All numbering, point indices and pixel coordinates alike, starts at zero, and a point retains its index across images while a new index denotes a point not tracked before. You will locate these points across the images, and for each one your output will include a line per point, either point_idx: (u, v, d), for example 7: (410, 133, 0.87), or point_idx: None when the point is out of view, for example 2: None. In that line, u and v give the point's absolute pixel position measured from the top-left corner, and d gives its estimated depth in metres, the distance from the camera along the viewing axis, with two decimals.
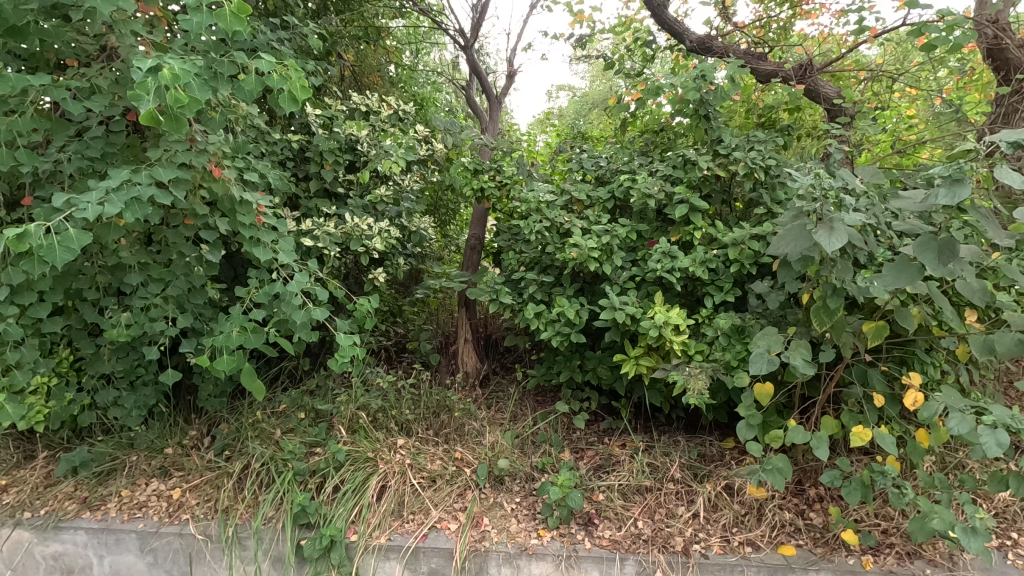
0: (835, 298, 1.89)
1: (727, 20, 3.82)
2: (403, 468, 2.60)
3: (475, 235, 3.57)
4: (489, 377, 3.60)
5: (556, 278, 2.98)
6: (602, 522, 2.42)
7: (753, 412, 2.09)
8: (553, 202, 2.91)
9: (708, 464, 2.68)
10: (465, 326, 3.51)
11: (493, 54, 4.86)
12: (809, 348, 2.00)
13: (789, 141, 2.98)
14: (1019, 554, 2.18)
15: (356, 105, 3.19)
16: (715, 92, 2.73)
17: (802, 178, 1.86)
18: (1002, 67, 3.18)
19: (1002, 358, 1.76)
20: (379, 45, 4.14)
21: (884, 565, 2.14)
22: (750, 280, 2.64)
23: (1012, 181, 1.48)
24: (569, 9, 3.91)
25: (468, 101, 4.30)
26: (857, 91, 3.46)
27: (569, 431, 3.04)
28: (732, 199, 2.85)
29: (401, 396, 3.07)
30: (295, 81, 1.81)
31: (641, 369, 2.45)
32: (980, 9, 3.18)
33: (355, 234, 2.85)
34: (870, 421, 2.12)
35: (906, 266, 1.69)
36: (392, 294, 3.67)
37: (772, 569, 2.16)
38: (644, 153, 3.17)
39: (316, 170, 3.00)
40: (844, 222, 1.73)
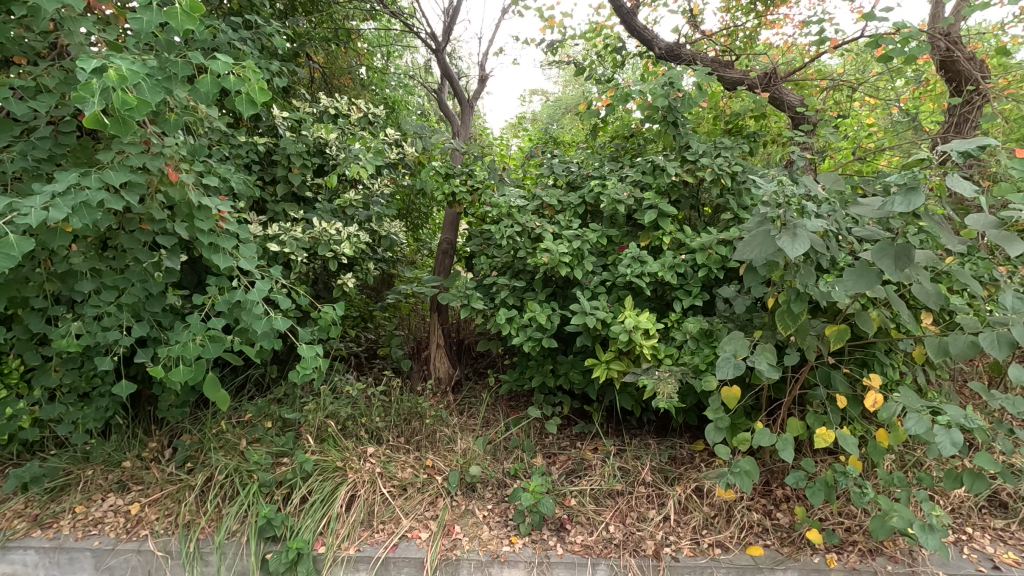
0: (798, 303, 1.92)
1: (696, 28, 3.89)
2: (373, 477, 2.56)
3: (447, 240, 3.56)
4: (461, 382, 3.58)
5: (528, 283, 2.97)
6: (575, 528, 2.42)
7: (721, 415, 2.12)
8: (524, 207, 2.90)
9: (679, 466, 2.71)
10: (437, 332, 3.48)
11: (465, 58, 4.86)
12: (774, 352, 2.04)
13: (755, 148, 3.06)
14: (973, 548, 2.25)
15: (325, 108, 3.13)
16: (683, 99, 2.78)
17: (766, 184, 1.89)
18: (955, 78, 3.32)
19: (956, 359, 1.81)
20: (350, 48, 4.10)
21: (847, 563, 2.18)
22: (718, 284, 2.68)
23: (963, 189, 1.53)
24: (540, 15, 3.94)
25: (439, 105, 4.28)
26: (819, 100, 3.57)
27: (542, 436, 3.03)
28: (700, 205, 2.90)
29: (372, 403, 3.02)
30: (253, 83, 1.76)
31: (612, 373, 2.47)
32: (934, 21, 3.30)
33: (323, 239, 2.79)
34: (834, 422, 2.16)
35: (865, 271, 1.73)
36: (363, 299, 3.62)
37: (740, 571, 2.19)
38: (615, 158, 3.21)
39: (283, 174, 2.94)
40: (806, 228, 1.76)
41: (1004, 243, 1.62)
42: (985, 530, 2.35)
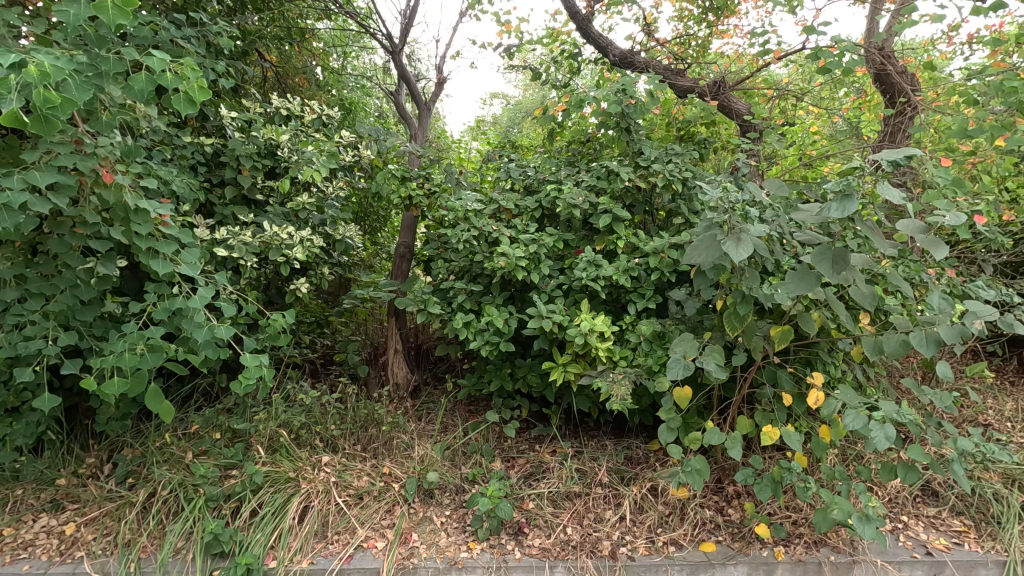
0: (744, 306, 1.99)
1: (650, 36, 3.99)
2: (328, 486, 2.50)
3: (404, 244, 3.52)
4: (419, 387, 3.55)
5: (485, 287, 2.97)
6: (533, 531, 2.42)
7: (673, 414, 2.16)
8: (481, 211, 2.90)
9: (634, 466, 2.75)
10: (394, 337, 3.44)
11: (423, 60, 4.84)
12: (723, 353, 2.09)
13: (706, 154, 3.16)
14: (909, 536, 2.37)
15: (276, 108, 3.06)
16: (635, 106, 2.88)
17: (713, 191, 1.94)
18: (889, 90, 3.51)
19: (889, 358, 1.90)
20: (304, 47, 4.01)
21: (794, 555, 2.26)
22: (671, 287, 2.74)
23: (892, 197, 1.61)
24: (497, 18, 3.97)
25: (396, 107, 4.23)
26: (766, 109, 3.72)
27: (500, 440, 3.03)
28: (654, 209, 2.97)
29: (327, 410, 2.96)
30: (193, 81, 1.72)
31: (569, 375, 2.50)
32: (870, 35, 3.46)
33: (274, 244, 2.71)
34: (780, 420, 2.23)
35: (806, 274, 1.80)
36: (319, 303, 3.55)
37: (694, 567, 2.24)
38: (572, 163, 3.24)
39: (232, 176, 2.85)
40: (750, 233, 1.82)
41: (931, 248, 1.71)
42: (919, 518, 2.48)
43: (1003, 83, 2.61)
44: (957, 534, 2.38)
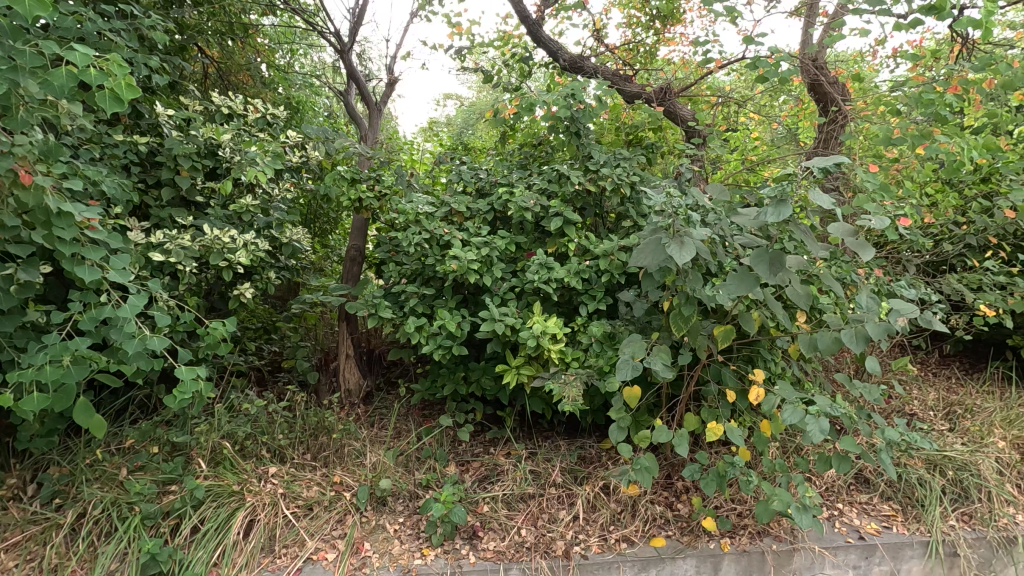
0: (688, 306, 2.06)
1: (600, 41, 4.07)
2: (275, 498, 2.42)
3: (355, 247, 3.46)
4: (372, 393, 3.49)
5: (437, 290, 2.95)
6: (487, 535, 2.42)
7: (623, 414, 2.21)
8: (433, 214, 2.88)
9: (587, 466, 2.79)
10: (345, 342, 3.36)
11: (374, 59, 4.78)
12: (669, 352, 2.15)
13: (653, 158, 3.28)
14: (843, 522, 2.51)
15: (217, 107, 2.94)
16: (584, 110, 2.95)
17: (658, 196, 1.99)
18: (822, 99, 3.72)
19: (823, 354, 1.99)
20: (248, 43, 3.88)
21: (739, 545, 2.35)
22: (620, 288, 2.79)
23: (823, 203, 1.70)
24: (448, 20, 3.96)
25: (345, 107, 4.15)
26: (710, 115, 3.86)
27: (454, 444, 3.02)
28: (604, 212, 3.02)
29: (275, 420, 2.87)
30: (120, 79, 1.66)
31: (522, 377, 2.52)
32: (805, 46, 3.65)
33: (216, 248, 2.60)
34: (724, 416, 2.31)
35: (745, 276, 1.86)
36: (266, 308, 3.44)
37: (645, 563, 2.29)
38: (523, 166, 3.27)
39: (169, 176, 2.72)
40: (693, 236, 1.87)
41: (857, 251, 1.81)
42: (852, 505, 2.62)
43: (922, 96, 2.80)
44: (886, 518, 2.54)
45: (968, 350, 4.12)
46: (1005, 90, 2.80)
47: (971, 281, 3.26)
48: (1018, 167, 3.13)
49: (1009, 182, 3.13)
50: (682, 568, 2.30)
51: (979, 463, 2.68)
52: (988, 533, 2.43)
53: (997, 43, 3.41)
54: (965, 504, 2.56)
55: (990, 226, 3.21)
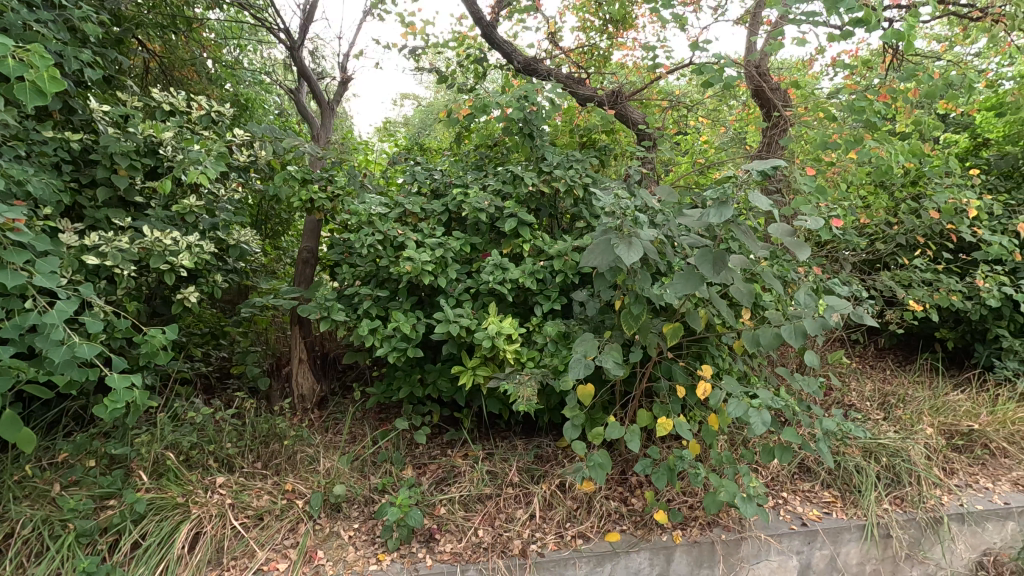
0: (638, 305, 2.11)
1: (555, 44, 4.13)
2: (222, 509, 2.34)
3: (307, 249, 3.39)
4: (326, 398, 3.42)
5: (392, 292, 2.92)
6: (444, 537, 2.42)
7: (577, 412, 2.24)
8: (386, 215, 2.84)
9: (544, 464, 2.82)
10: (298, 346, 3.28)
11: (328, 58, 4.69)
12: (621, 350, 2.19)
13: (606, 160, 3.38)
14: (788, 510, 2.62)
15: (158, 103, 2.82)
16: (536, 113, 2.99)
17: (607, 198, 2.03)
18: (765, 105, 3.88)
19: (765, 350, 2.08)
20: (192, 37, 3.75)
21: (689, 536, 2.42)
22: (574, 288, 2.83)
23: (761, 204, 1.77)
24: (401, 20, 3.94)
25: (296, 106, 4.06)
26: (661, 118, 3.97)
27: (411, 447, 3.00)
28: (558, 213, 3.06)
29: (223, 428, 2.78)
30: (41, 70, 1.65)
31: (478, 378, 2.52)
32: (750, 53, 3.80)
33: (157, 250, 2.49)
34: (674, 411, 2.37)
35: (690, 275, 1.92)
36: (213, 312, 3.32)
37: (600, 558, 2.32)
38: (479, 167, 3.28)
39: (105, 176, 2.58)
40: (640, 237, 1.92)
41: (795, 250, 1.89)
42: (795, 493, 2.74)
43: (854, 103, 2.96)
44: (826, 505, 2.66)
45: (900, 344, 4.41)
46: (928, 98, 3.00)
47: (902, 278, 3.46)
48: (941, 172, 3.35)
49: (934, 185, 3.34)
50: (636, 561, 2.35)
51: (909, 449, 2.85)
52: (917, 514, 2.59)
53: (922, 55, 3.64)
54: (898, 488, 2.71)
55: (917, 227, 3.42)
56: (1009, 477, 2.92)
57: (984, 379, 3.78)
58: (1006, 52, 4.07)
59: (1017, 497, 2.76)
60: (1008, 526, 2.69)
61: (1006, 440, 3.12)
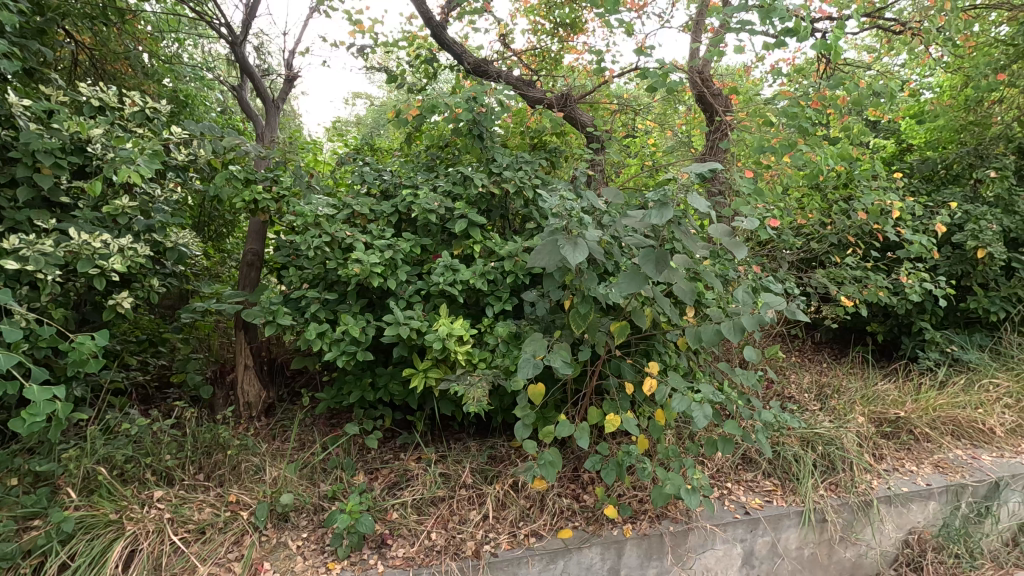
0: (585, 305, 2.15)
1: (506, 46, 4.16)
2: (160, 524, 2.24)
3: (252, 251, 3.28)
4: (274, 405, 3.32)
5: (341, 295, 2.86)
6: (396, 542, 2.39)
7: (528, 411, 2.26)
8: (334, 216, 2.78)
9: (497, 464, 2.83)
10: (243, 352, 3.17)
11: (274, 54, 4.56)
12: (569, 350, 2.23)
13: (556, 162, 3.43)
14: (732, 499, 2.72)
15: (86, 98, 2.67)
16: (485, 114, 3.01)
17: (554, 199, 2.06)
18: (708, 109, 4.02)
19: (707, 346, 2.15)
20: (125, 30, 3.57)
21: (639, 530, 2.48)
22: (526, 289, 2.85)
23: (699, 206, 1.85)
24: (349, 17, 3.87)
25: (239, 104, 3.92)
26: (610, 121, 4.06)
27: (363, 452, 2.95)
28: (509, 214, 3.08)
29: (161, 439, 2.66)
30: None
31: (429, 381, 2.50)
32: (694, 58, 3.94)
33: (85, 254, 2.35)
34: (623, 408, 2.43)
35: (635, 275, 1.97)
36: (150, 318, 3.16)
37: (553, 555, 2.34)
38: (430, 167, 3.26)
39: (25, 175, 2.42)
40: (586, 238, 1.96)
41: (732, 250, 1.98)
42: (739, 483, 2.85)
43: (788, 110, 3.11)
44: (767, 493, 2.78)
45: (835, 337, 4.65)
46: (855, 106, 3.19)
47: (835, 276, 3.66)
48: (869, 175, 3.56)
49: (862, 187, 3.55)
50: (588, 557, 2.38)
51: (842, 437, 3.02)
52: (850, 499, 2.74)
53: (852, 65, 3.85)
54: (832, 474, 2.86)
55: (848, 227, 3.62)
56: (931, 459, 3.12)
57: (909, 369, 4.05)
58: (925, 64, 4.38)
59: (938, 478, 2.95)
60: (930, 506, 2.87)
61: (929, 425, 3.33)
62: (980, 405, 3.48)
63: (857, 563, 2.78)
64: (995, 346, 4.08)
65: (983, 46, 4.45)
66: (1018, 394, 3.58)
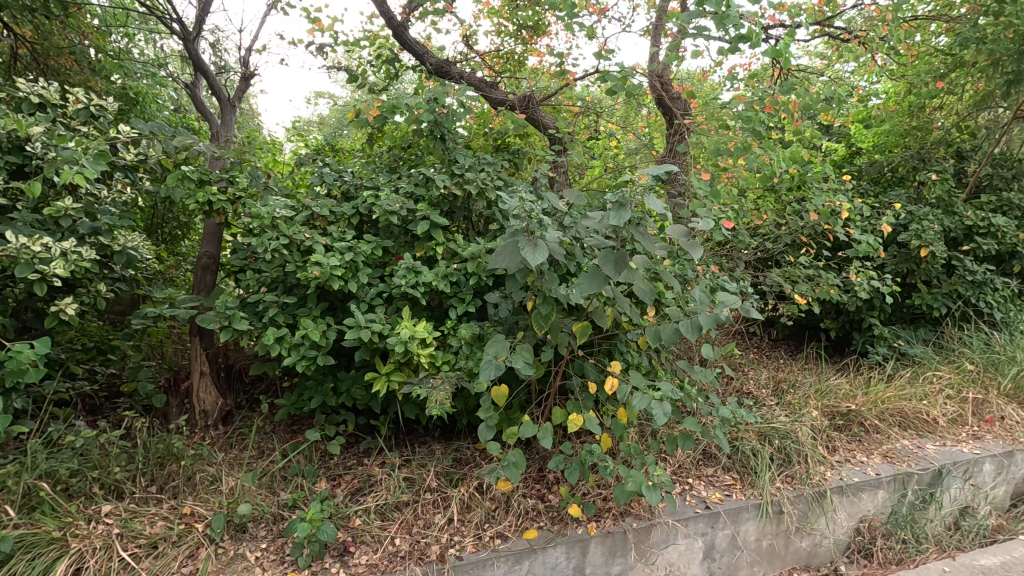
0: (546, 306, 2.17)
1: (469, 47, 4.15)
2: (108, 540, 2.15)
3: (207, 253, 3.18)
4: (232, 413, 3.22)
5: (301, 298, 2.80)
6: (359, 549, 2.36)
7: (491, 413, 2.25)
8: (292, 218, 2.73)
9: (462, 467, 2.81)
10: (198, 359, 3.07)
11: (230, 52, 4.43)
12: (532, 351, 2.23)
13: (519, 163, 3.45)
14: (693, 494, 2.78)
15: (25, 94, 2.54)
16: (447, 115, 3.01)
17: (514, 200, 2.07)
18: (668, 112, 4.10)
19: (666, 344, 2.20)
20: (70, 23, 3.41)
21: (603, 527, 2.50)
22: (489, 290, 2.85)
23: (655, 207, 1.88)
24: (307, 15, 3.80)
25: (193, 102, 3.79)
26: (572, 123, 4.10)
27: (325, 458, 2.89)
28: (471, 215, 3.07)
29: (110, 451, 2.55)
30: None
31: (392, 384, 2.47)
32: (653, 61, 4.01)
33: (24, 258, 2.24)
34: (586, 407, 2.45)
35: (595, 275, 2.00)
36: (99, 325, 3.02)
37: (518, 556, 2.34)
38: (392, 169, 3.23)
39: None
40: (546, 239, 1.97)
41: (689, 250, 2.03)
42: (700, 478, 2.91)
43: (743, 114, 3.21)
44: (727, 487, 2.85)
45: (791, 334, 4.82)
46: (805, 111, 3.31)
47: (790, 275, 3.78)
48: (820, 177, 3.70)
49: (814, 189, 3.68)
50: (553, 556, 2.39)
51: (797, 430, 3.12)
52: (805, 490, 2.84)
53: (804, 71, 3.99)
54: (788, 467, 2.96)
55: (801, 227, 3.75)
56: (881, 450, 3.25)
57: (860, 363, 4.22)
58: (872, 71, 4.57)
59: (887, 467, 3.08)
60: (880, 494, 2.99)
61: (878, 417, 3.47)
62: (924, 397, 3.65)
63: (813, 552, 2.87)
64: (938, 340, 4.29)
65: (925, 55, 4.68)
66: (959, 386, 3.77)
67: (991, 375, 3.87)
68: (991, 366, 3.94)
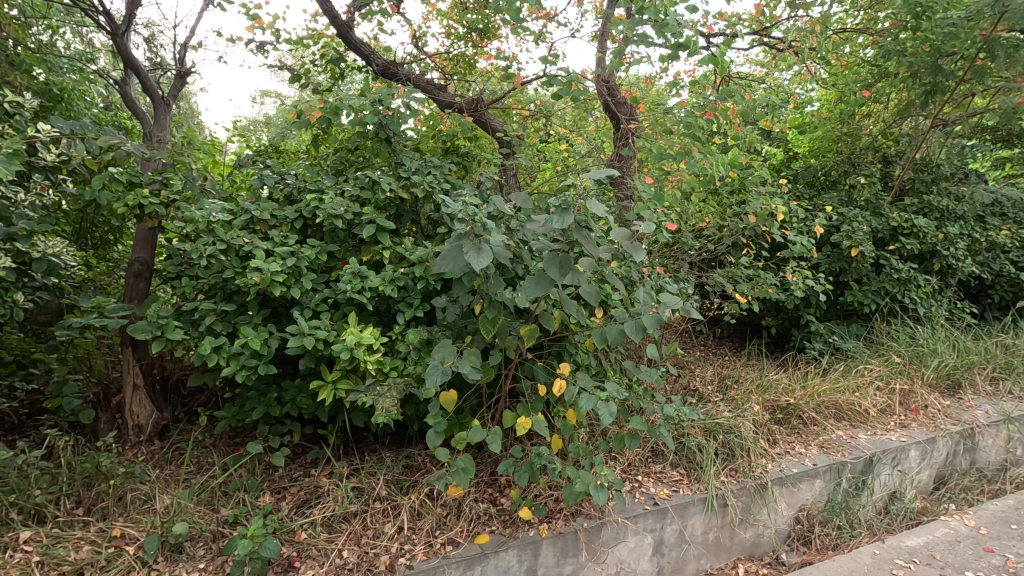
0: (492, 310, 2.17)
1: (417, 48, 4.11)
2: (26, 569, 2.05)
3: (140, 259, 3.01)
4: (169, 427, 3.06)
5: (241, 305, 2.70)
6: (304, 563, 2.29)
7: (440, 418, 2.23)
8: (231, 222, 2.62)
9: (413, 474, 2.77)
10: (130, 371, 2.90)
11: (165, 48, 4.23)
12: (480, 355, 2.22)
13: (468, 166, 3.44)
14: (642, 491, 2.83)
15: None
16: (392, 117, 2.97)
17: (459, 204, 2.05)
18: (615, 117, 4.18)
19: (612, 345, 2.23)
20: None
21: (554, 528, 2.52)
22: (439, 294, 2.82)
23: (597, 210, 1.91)
24: (247, 11, 3.68)
25: (123, 100, 3.59)
26: (523, 126, 4.13)
27: (269, 470, 2.78)
28: (419, 218, 3.04)
29: (30, 473, 2.38)
30: None
31: (339, 393, 2.41)
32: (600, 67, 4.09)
33: None
34: (536, 409, 2.46)
35: (541, 278, 2.00)
36: (19, 337, 2.82)
37: (470, 562, 2.33)
38: (338, 171, 3.16)
39: None
40: (491, 243, 1.96)
41: (632, 252, 2.07)
42: (649, 475, 2.97)
43: (684, 119, 3.31)
44: (674, 483, 2.92)
45: (735, 332, 5.01)
46: (742, 117, 3.45)
47: (732, 275, 3.92)
48: (758, 181, 3.86)
49: (753, 192, 3.83)
50: (505, 560, 2.39)
51: (740, 425, 3.23)
52: (747, 483, 2.94)
53: (743, 79, 4.16)
54: (732, 461, 3.06)
55: (741, 228, 3.90)
56: (817, 441, 3.40)
57: (798, 359, 4.42)
58: (805, 79, 4.81)
59: (823, 458, 3.23)
60: (817, 484, 3.13)
61: (815, 410, 3.64)
62: (856, 389, 3.85)
63: (756, 542, 2.98)
64: (869, 335, 4.55)
65: (853, 65, 4.96)
66: (888, 377, 3.99)
67: (915, 366, 4.12)
68: (915, 358, 4.20)
